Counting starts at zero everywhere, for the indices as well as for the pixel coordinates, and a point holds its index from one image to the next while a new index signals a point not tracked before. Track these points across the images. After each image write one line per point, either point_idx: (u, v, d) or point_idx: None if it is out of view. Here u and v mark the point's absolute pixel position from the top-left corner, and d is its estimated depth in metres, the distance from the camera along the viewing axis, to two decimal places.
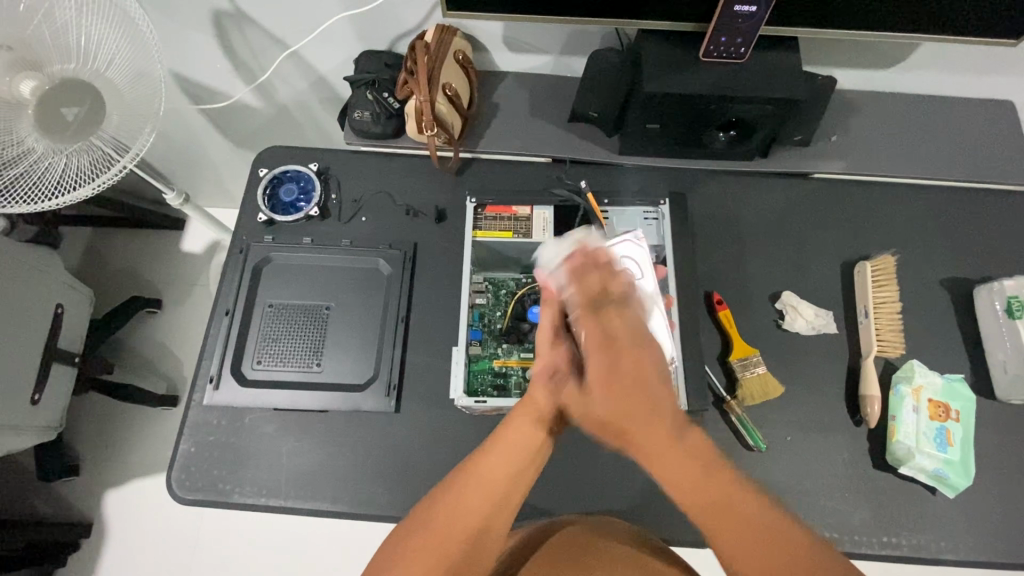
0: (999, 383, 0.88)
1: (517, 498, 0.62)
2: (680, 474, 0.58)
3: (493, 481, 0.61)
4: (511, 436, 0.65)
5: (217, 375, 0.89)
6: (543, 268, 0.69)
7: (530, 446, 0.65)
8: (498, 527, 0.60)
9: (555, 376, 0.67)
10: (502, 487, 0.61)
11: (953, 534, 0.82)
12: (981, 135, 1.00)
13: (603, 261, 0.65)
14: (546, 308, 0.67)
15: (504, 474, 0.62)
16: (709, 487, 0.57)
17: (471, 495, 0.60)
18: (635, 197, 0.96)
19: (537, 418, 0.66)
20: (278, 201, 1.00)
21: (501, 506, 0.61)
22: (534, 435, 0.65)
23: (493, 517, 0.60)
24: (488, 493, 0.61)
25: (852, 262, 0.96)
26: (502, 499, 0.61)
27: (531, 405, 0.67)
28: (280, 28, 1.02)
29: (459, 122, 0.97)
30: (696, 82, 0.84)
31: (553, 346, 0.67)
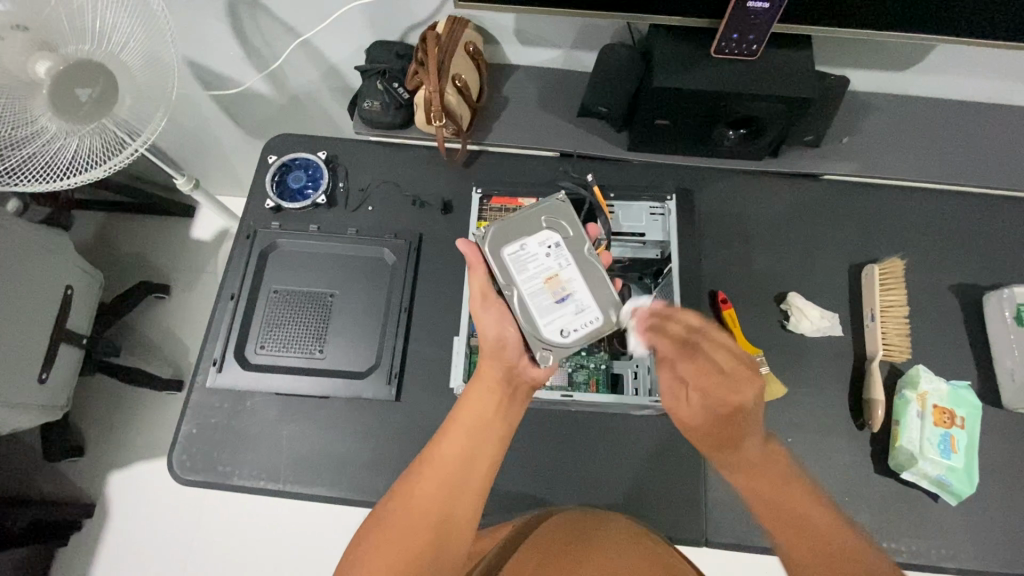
0: (1006, 391, 0.86)
1: (473, 473, 0.67)
2: (767, 491, 0.64)
3: (445, 464, 0.66)
4: (462, 422, 0.70)
5: (220, 358, 0.90)
6: (469, 245, 0.78)
7: (479, 423, 0.71)
8: (458, 506, 0.63)
9: (495, 340, 0.76)
10: (453, 466, 0.66)
11: (954, 541, 0.81)
12: (995, 140, 0.98)
13: (686, 326, 0.77)
14: (472, 275, 0.78)
15: (456, 453, 0.67)
16: (796, 503, 0.62)
17: (430, 477, 0.64)
18: (642, 193, 0.94)
19: (483, 395, 0.73)
20: (285, 188, 1.01)
21: (456, 486, 0.65)
22: (481, 415, 0.71)
23: (452, 500, 0.64)
24: (444, 475, 0.65)
25: (860, 265, 0.95)
26: (455, 477, 0.65)
27: (479, 383, 0.74)
28: (293, 17, 1.02)
29: (467, 113, 0.98)
30: (706, 78, 0.84)
31: (485, 309, 0.77)
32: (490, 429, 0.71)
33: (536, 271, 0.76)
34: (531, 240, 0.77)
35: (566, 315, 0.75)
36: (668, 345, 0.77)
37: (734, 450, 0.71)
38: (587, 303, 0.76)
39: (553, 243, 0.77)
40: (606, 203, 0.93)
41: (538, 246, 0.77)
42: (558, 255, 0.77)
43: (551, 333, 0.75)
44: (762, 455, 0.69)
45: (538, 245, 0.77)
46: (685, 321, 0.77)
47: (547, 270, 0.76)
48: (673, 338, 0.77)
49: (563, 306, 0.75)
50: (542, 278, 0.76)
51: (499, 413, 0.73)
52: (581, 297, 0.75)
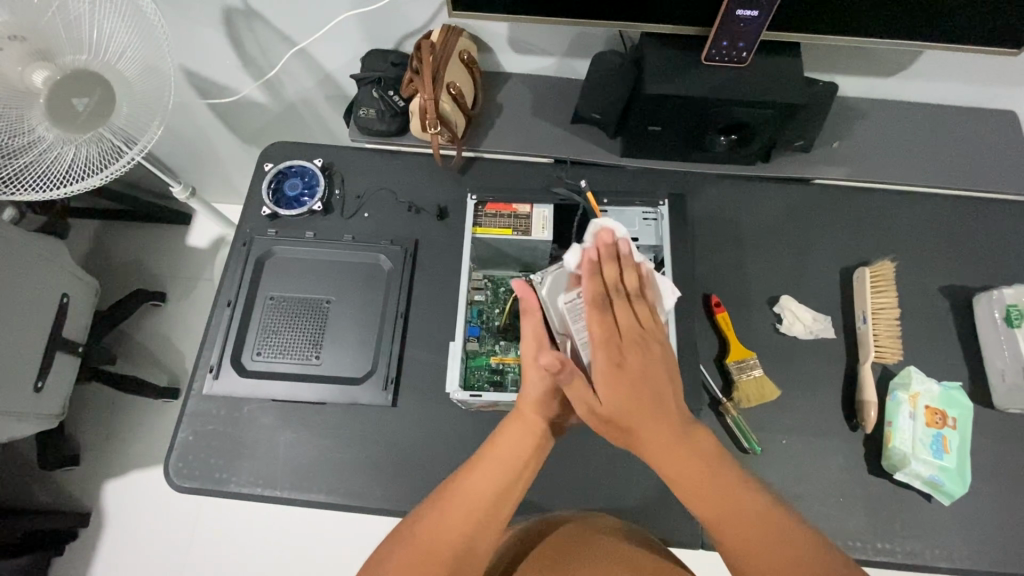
0: (997, 391, 0.87)
1: (503, 511, 0.65)
2: (686, 467, 0.61)
3: (474, 499, 0.64)
4: (497, 456, 0.68)
5: (217, 365, 0.90)
6: (522, 283, 0.75)
7: (515, 460, 0.68)
8: (483, 542, 0.62)
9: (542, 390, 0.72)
10: (483, 502, 0.64)
11: (947, 541, 0.81)
12: (981, 144, 1.00)
13: (619, 256, 0.74)
14: (524, 320, 0.75)
15: (487, 488, 0.65)
16: (714, 476, 0.60)
17: (455, 509, 0.63)
18: (635, 197, 0.95)
19: (521, 434, 0.70)
20: (282, 195, 1.01)
21: (484, 522, 0.63)
22: (518, 454, 0.68)
23: (478, 534, 0.62)
24: (471, 511, 0.63)
25: (851, 267, 0.96)
26: (486, 511, 0.63)
27: (518, 421, 0.71)
28: (288, 25, 1.03)
29: (462, 120, 0.99)
30: (697, 85, 0.85)
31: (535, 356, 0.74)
32: (526, 470, 0.68)
33: None
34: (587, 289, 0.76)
35: None
36: (609, 271, 0.72)
37: (639, 410, 0.64)
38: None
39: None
40: (600, 208, 0.92)
41: None
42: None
43: None
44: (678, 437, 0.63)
45: None
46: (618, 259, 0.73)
47: None
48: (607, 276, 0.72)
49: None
50: None
51: (536, 453, 0.70)
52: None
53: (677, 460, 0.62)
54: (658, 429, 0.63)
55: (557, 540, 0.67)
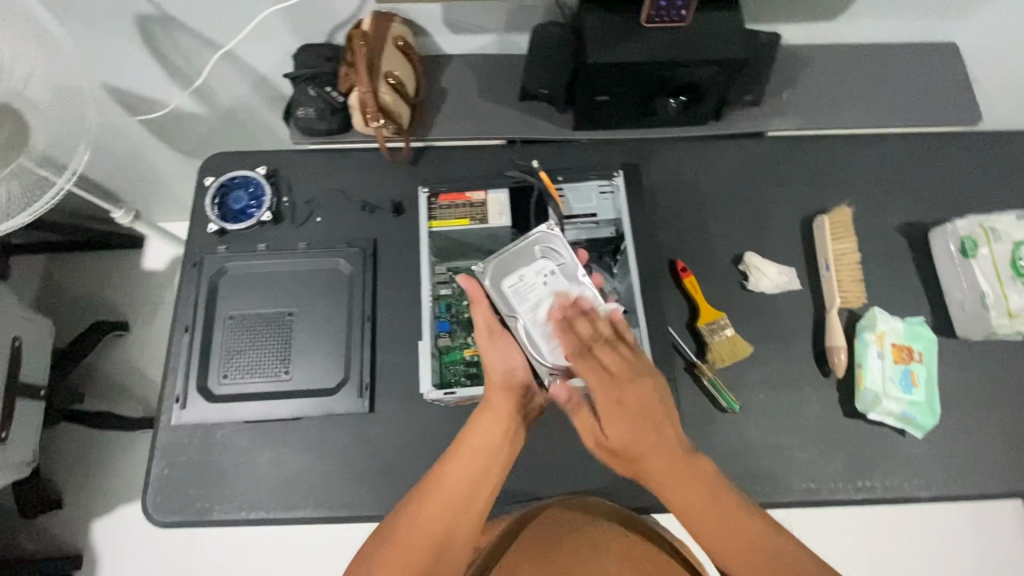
0: (959, 322, 0.90)
1: (478, 502, 0.69)
2: (692, 493, 0.67)
3: (453, 492, 0.68)
4: (469, 448, 0.71)
5: (183, 395, 0.87)
6: (467, 279, 0.78)
7: (484, 451, 0.72)
8: (463, 528, 0.67)
9: (502, 370, 0.76)
10: (460, 495, 0.68)
11: (923, 471, 0.85)
12: (925, 80, 1.01)
13: (587, 312, 0.74)
14: (475, 310, 0.77)
15: (463, 479, 0.69)
16: (713, 509, 0.66)
17: (433, 504, 0.67)
18: (590, 170, 0.92)
19: (492, 424, 0.73)
20: (227, 210, 0.97)
21: (461, 512, 0.68)
22: (487, 445, 0.72)
23: (453, 527, 0.67)
24: (449, 502, 0.68)
25: (811, 217, 0.97)
26: (460, 506, 0.68)
27: (490, 409, 0.74)
28: (210, 28, 0.97)
29: (406, 111, 0.95)
30: (640, 49, 0.83)
31: (491, 342, 0.77)
32: (498, 458, 0.72)
33: (537, 301, 0.78)
34: (528, 270, 0.79)
35: None
36: (584, 329, 0.72)
37: (643, 446, 0.68)
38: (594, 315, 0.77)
39: (548, 268, 0.79)
40: (555, 188, 0.90)
41: (534, 275, 0.79)
42: (554, 280, 0.79)
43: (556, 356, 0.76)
44: (682, 468, 0.67)
45: (535, 275, 0.79)
46: (590, 314, 0.73)
47: (546, 297, 0.78)
48: (581, 335, 0.72)
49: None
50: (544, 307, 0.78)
51: (506, 441, 0.73)
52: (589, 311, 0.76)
53: (682, 487, 0.67)
54: (665, 463, 0.67)
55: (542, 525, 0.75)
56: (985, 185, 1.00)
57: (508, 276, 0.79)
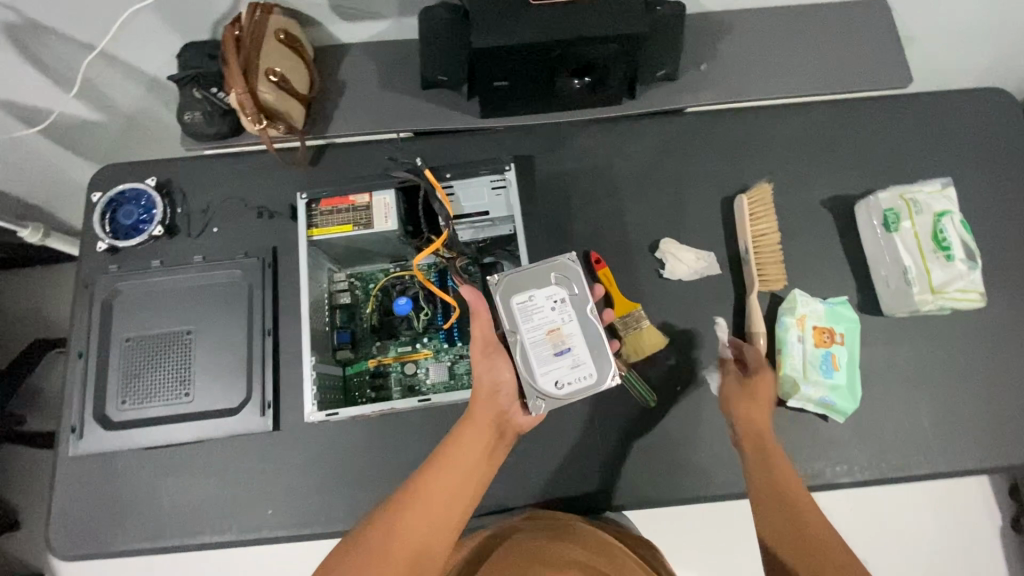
0: (884, 299, 0.86)
1: (460, 512, 0.63)
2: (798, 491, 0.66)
3: (438, 499, 0.63)
4: (457, 453, 0.67)
5: (79, 424, 0.83)
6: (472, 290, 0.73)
7: (472, 461, 0.67)
8: (443, 542, 0.61)
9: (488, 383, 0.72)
10: (445, 503, 0.63)
11: (846, 456, 0.82)
12: (852, 41, 0.94)
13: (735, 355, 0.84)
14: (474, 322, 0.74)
15: (449, 487, 0.64)
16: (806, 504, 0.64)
17: (418, 511, 0.61)
18: (479, 165, 0.84)
19: (479, 436, 0.69)
20: (118, 225, 0.92)
21: (444, 521, 0.62)
22: (474, 455, 0.67)
23: (435, 535, 0.61)
24: (434, 509, 0.62)
25: (732, 196, 0.92)
26: (442, 514, 0.62)
27: (475, 419, 0.70)
28: (81, 30, 0.90)
29: (297, 108, 0.89)
30: (528, 29, 0.78)
31: (485, 354, 0.73)
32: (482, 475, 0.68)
33: (541, 323, 0.73)
34: (538, 291, 0.74)
35: (566, 368, 0.71)
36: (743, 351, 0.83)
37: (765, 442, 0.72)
38: (586, 357, 0.71)
39: (560, 296, 0.73)
40: (442, 187, 0.82)
41: (545, 298, 0.73)
42: (564, 309, 0.73)
43: (548, 384, 0.71)
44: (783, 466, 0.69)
45: (545, 299, 0.73)
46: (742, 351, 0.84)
47: (550, 323, 0.72)
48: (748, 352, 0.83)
49: (562, 359, 0.71)
50: (545, 330, 0.72)
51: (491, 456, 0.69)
52: (583, 350, 0.71)
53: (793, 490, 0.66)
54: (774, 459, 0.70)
55: (518, 547, 0.69)
56: (915, 153, 0.95)
57: (521, 294, 0.74)
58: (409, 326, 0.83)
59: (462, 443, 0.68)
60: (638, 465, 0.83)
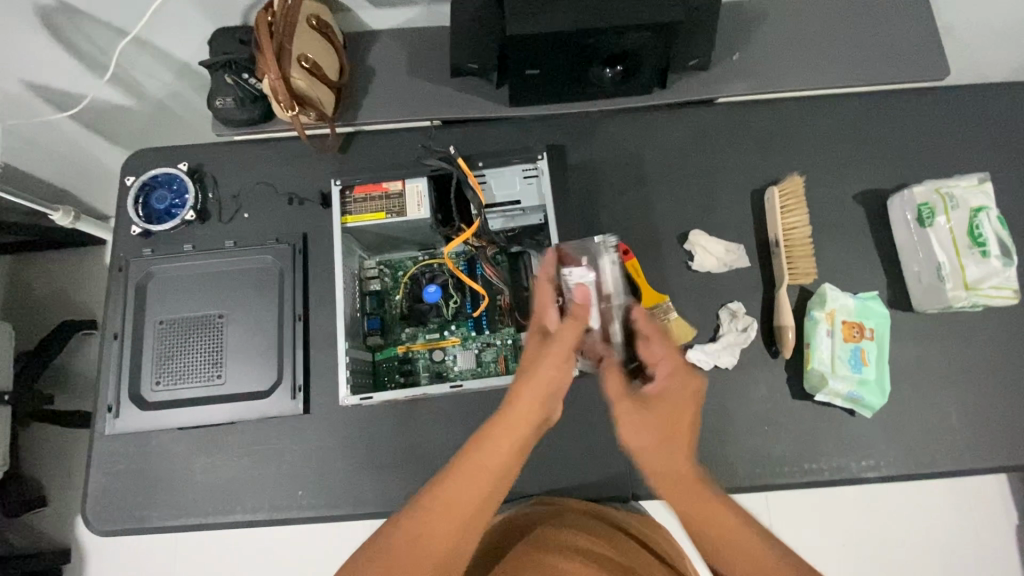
0: (914, 294, 0.85)
1: (488, 515, 0.60)
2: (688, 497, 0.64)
3: (461, 505, 0.59)
4: (485, 454, 0.62)
5: (115, 404, 0.85)
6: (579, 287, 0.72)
7: (502, 462, 0.62)
8: (470, 545, 0.59)
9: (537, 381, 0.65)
10: (473, 509, 0.59)
11: (872, 451, 0.82)
12: (888, 32, 0.93)
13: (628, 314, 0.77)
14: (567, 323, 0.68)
15: (477, 493, 0.60)
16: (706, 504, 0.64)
17: (443, 518, 0.58)
18: (511, 154, 0.85)
19: (515, 435, 0.63)
20: (151, 210, 0.93)
21: (471, 527, 0.59)
22: (507, 456, 0.62)
23: (462, 539, 0.58)
24: (459, 515, 0.59)
25: (762, 188, 0.92)
26: (470, 519, 0.59)
27: (507, 416, 0.64)
28: (115, 14, 0.91)
29: (328, 95, 0.90)
30: (564, 16, 0.77)
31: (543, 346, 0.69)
32: (513, 472, 0.63)
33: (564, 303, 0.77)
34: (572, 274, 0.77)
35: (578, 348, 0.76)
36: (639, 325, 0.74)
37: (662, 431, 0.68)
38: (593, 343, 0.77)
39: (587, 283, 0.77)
40: (475, 176, 0.82)
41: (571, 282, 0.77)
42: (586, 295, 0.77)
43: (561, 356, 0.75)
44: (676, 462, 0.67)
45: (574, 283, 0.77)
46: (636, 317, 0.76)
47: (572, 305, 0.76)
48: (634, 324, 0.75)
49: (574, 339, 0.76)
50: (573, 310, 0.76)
51: (522, 453, 0.64)
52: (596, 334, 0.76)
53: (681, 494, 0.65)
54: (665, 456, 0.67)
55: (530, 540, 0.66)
56: (950, 146, 0.93)
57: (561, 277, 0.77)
58: (438, 314, 0.83)
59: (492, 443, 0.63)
60: None
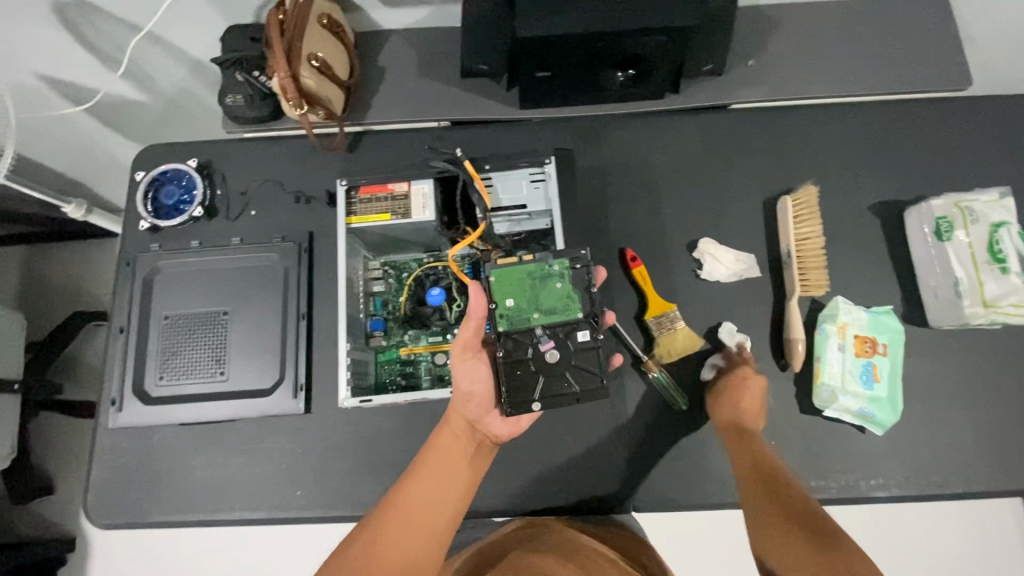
0: (931, 310, 0.83)
1: (444, 521, 0.64)
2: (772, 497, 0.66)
3: (415, 511, 0.64)
4: (434, 463, 0.68)
5: (119, 397, 0.86)
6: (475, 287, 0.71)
7: (451, 469, 0.68)
8: (430, 551, 0.62)
9: (465, 391, 0.71)
10: (426, 515, 0.64)
11: (883, 470, 0.80)
12: (910, 39, 0.90)
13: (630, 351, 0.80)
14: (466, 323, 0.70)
15: (425, 502, 0.65)
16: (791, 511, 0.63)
17: (397, 524, 0.62)
18: (519, 157, 0.83)
19: (453, 439, 0.70)
20: (159, 205, 0.93)
21: (431, 530, 0.63)
22: (453, 462, 0.69)
23: (422, 545, 0.62)
24: (415, 524, 0.63)
25: (775, 197, 0.90)
26: (425, 525, 0.63)
27: (451, 429, 0.71)
28: (130, 10, 0.92)
29: (337, 94, 0.89)
30: (576, 18, 0.76)
31: (463, 359, 0.71)
32: (463, 481, 0.69)
33: None
34: None
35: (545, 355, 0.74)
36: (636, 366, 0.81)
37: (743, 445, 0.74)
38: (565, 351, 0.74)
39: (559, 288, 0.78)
40: (481, 178, 0.81)
41: None
42: None
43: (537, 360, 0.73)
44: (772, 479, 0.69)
45: None
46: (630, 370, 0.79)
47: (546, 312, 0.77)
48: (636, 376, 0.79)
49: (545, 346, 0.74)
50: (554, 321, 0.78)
51: (469, 465, 0.71)
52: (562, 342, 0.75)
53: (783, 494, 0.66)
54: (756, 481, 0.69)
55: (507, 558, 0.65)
56: (971, 158, 0.91)
57: None
58: (441, 318, 0.82)
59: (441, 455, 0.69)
60: (666, 468, 0.82)
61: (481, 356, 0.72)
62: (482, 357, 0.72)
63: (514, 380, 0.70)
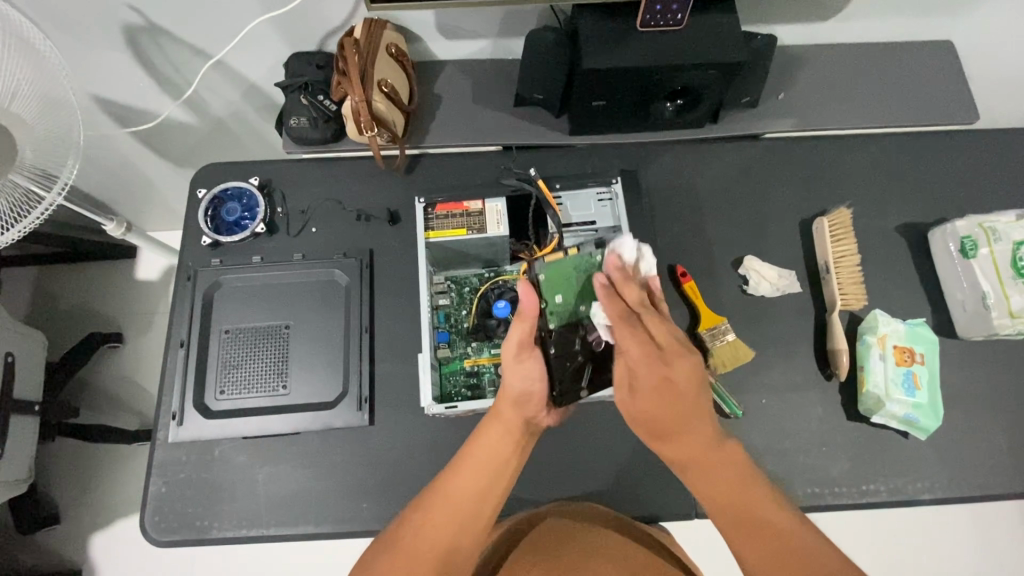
0: (960, 322, 0.90)
1: (486, 511, 0.65)
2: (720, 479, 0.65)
3: (457, 502, 0.65)
4: (478, 454, 0.68)
5: (179, 412, 0.85)
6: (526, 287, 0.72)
7: (494, 460, 0.68)
8: (469, 545, 0.63)
9: (520, 390, 0.71)
10: (469, 506, 0.65)
11: (928, 474, 0.84)
12: (924, 78, 0.99)
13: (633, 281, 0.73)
14: (516, 323, 0.72)
15: (467, 493, 0.65)
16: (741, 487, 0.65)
17: (439, 514, 0.64)
18: (587, 178, 0.92)
19: (500, 434, 0.70)
20: (220, 221, 0.96)
21: (467, 525, 0.64)
22: (497, 452, 0.69)
23: (463, 536, 0.63)
24: (454, 515, 0.64)
25: (810, 219, 0.97)
26: (466, 516, 0.64)
27: (496, 420, 0.71)
28: (200, 37, 0.96)
29: (401, 119, 0.94)
30: (636, 53, 0.82)
31: (518, 359, 0.72)
32: (507, 470, 0.69)
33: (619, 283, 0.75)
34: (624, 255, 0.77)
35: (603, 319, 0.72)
36: (630, 295, 0.71)
37: (666, 418, 0.67)
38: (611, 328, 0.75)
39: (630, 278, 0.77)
40: (554, 197, 0.90)
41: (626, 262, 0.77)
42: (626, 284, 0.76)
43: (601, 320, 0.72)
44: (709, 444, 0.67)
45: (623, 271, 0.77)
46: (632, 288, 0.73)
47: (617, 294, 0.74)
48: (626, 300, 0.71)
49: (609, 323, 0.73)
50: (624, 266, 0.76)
51: (514, 454, 0.70)
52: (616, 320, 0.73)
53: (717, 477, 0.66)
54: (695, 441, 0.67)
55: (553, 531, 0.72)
56: (981, 184, 0.99)
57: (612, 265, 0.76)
58: (506, 330, 0.86)
59: (486, 445, 0.69)
60: None
61: (536, 354, 0.73)
62: (538, 356, 0.73)
63: (565, 373, 0.72)
